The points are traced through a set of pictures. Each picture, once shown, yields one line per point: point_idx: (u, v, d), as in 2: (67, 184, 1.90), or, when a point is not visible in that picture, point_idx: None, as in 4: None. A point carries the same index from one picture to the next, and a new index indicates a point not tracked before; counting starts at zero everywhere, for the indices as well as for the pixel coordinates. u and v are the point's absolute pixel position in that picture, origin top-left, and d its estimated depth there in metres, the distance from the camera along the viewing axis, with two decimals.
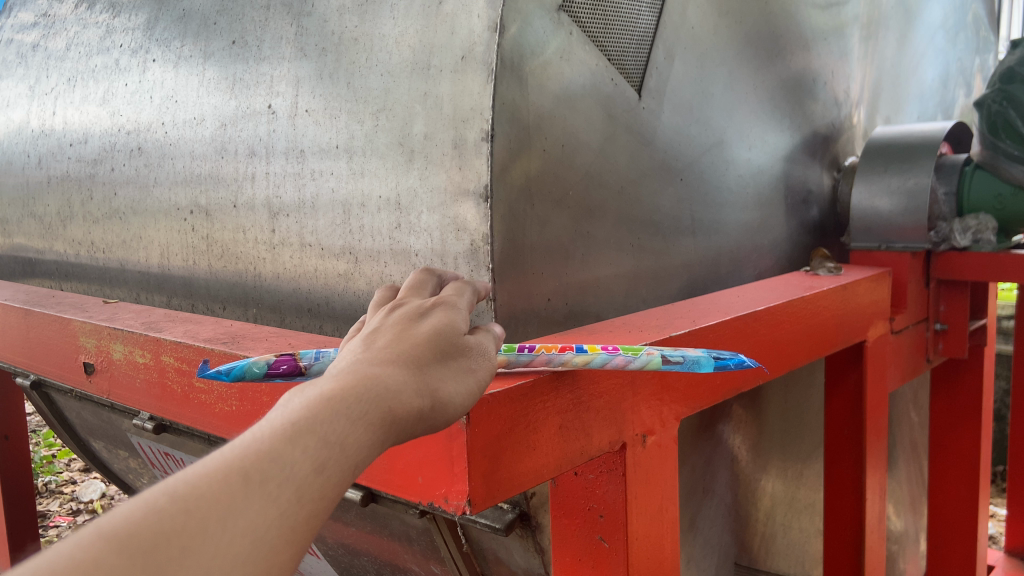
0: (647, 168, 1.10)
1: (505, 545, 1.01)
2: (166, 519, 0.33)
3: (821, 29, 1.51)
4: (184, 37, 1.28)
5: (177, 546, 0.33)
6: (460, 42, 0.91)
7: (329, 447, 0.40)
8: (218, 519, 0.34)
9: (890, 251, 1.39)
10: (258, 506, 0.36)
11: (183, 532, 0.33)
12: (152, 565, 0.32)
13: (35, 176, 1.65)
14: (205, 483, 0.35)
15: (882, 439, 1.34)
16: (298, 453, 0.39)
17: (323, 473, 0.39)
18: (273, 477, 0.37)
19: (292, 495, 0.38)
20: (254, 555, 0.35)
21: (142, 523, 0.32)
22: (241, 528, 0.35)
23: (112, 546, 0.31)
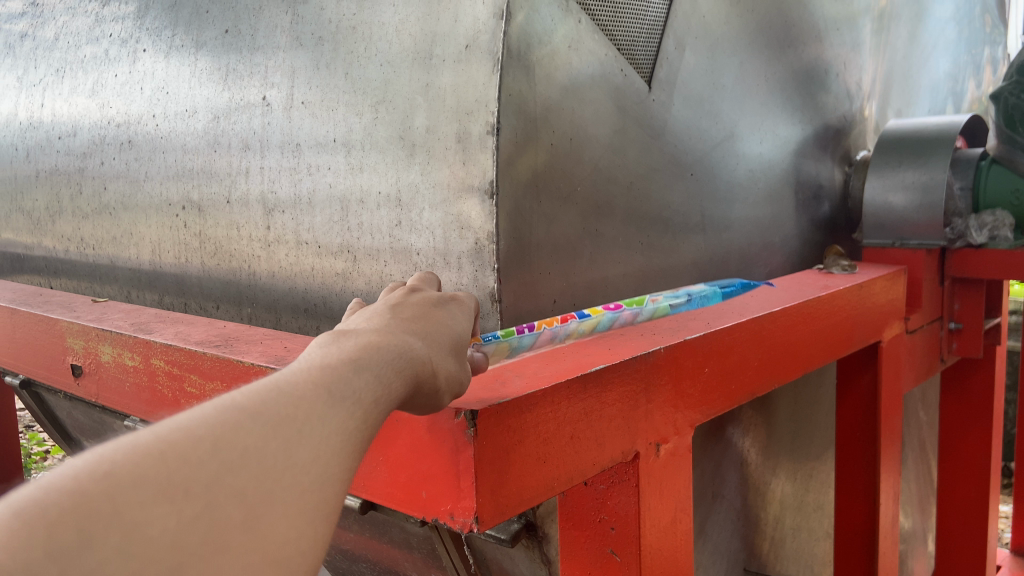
0: (657, 162, 1.06)
1: (510, 556, 0.97)
2: (286, 401, 0.36)
3: (832, 19, 1.46)
4: (175, 27, 1.24)
5: (301, 422, 0.36)
6: (464, 31, 0.87)
7: (389, 382, 0.42)
8: (324, 410, 0.37)
9: (904, 248, 1.35)
10: (358, 405, 0.39)
11: (306, 411, 0.36)
12: (284, 431, 0.35)
13: (24, 170, 1.61)
14: (312, 377, 0.38)
15: (896, 441, 1.30)
16: (372, 374, 0.41)
17: (389, 400, 0.42)
18: (359, 387, 0.40)
19: (375, 406, 0.40)
20: (359, 447, 0.38)
21: (272, 398, 0.36)
22: (347, 420, 0.38)
23: (250, 413, 0.34)
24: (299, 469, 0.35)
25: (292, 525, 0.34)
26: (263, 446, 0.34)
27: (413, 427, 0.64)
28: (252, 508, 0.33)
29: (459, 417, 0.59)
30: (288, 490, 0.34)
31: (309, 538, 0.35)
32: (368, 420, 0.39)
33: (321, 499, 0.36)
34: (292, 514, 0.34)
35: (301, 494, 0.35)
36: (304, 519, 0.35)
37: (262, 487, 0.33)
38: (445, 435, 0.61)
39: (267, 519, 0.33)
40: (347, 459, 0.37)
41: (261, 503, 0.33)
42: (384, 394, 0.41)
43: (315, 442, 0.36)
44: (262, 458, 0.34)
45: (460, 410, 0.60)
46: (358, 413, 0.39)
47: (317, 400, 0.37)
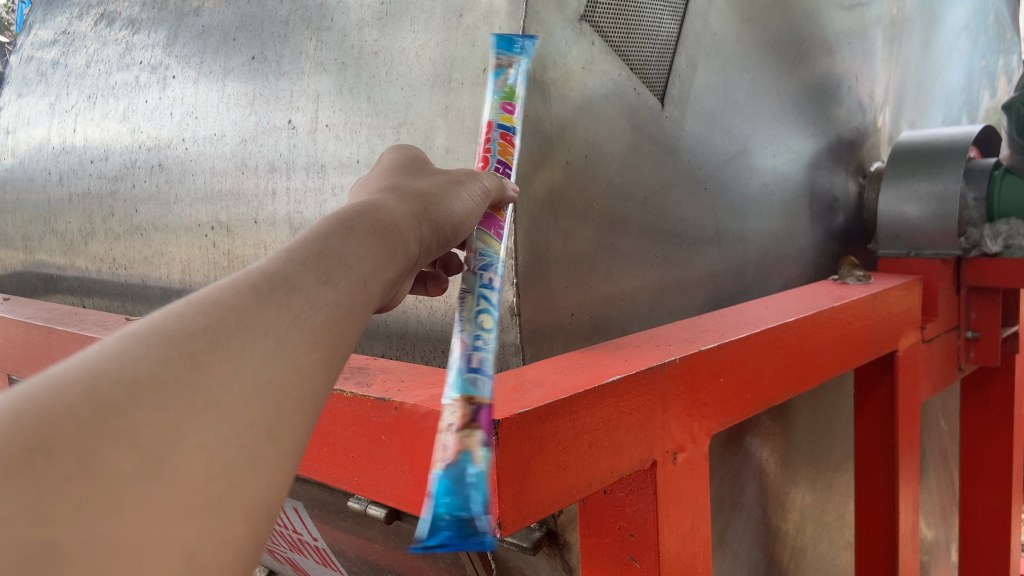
0: (671, 178, 1.09)
1: (533, 563, 1.00)
2: (193, 320, 0.34)
3: (843, 32, 1.48)
4: (203, 54, 1.29)
5: (204, 344, 0.33)
6: (482, 54, 0.90)
7: (349, 253, 0.44)
8: (254, 305, 0.37)
9: (919, 258, 1.36)
10: (287, 293, 0.38)
11: (216, 325, 0.34)
12: (183, 359, 0.32)
13: (57, 194, 1.66)
14: (228, 288, 0.37)
15: (915, 450, 1.31)
16: (326, 247, 0.43)
17: (352, 265, 0.44)
18: (304, 266, 0.41)
19: (325, 282, 0.41)
20: (283, 363, 0.36)
21: (169, 327, 0.33)
22: (274, 319, 0.37)
23: (139, 346, 0.32)
24: (207, 401, 0.32)
25: (210, 462, 0.31)
26: (159, 376, 0.31)
27: (437, 436, 0.67)
28: (153, 450, 0.29)
29: None
30: (197, 426, 0.31)
31: (242, 476, 0.32)
32: (317, 297, 0.40)
33: (254, 425, 0.34)
34: (207, 450, 0.31)
35: (221, 427, 0.32)
36: (224, 454, 0.32)
37: (162, 426, 0.30)
38: None
39: (176, 461, 0.30)
40: (263, 382, 0.35)
41: (164, 444, 0.30)
42: (342, 265, 0.43)
43: (228, 364, 0.34)
44: (162, 388, 0.31)
45: (482, 419, 0.62)
46: (293, 302, 0.38)
47: (240, 301, 0.36)
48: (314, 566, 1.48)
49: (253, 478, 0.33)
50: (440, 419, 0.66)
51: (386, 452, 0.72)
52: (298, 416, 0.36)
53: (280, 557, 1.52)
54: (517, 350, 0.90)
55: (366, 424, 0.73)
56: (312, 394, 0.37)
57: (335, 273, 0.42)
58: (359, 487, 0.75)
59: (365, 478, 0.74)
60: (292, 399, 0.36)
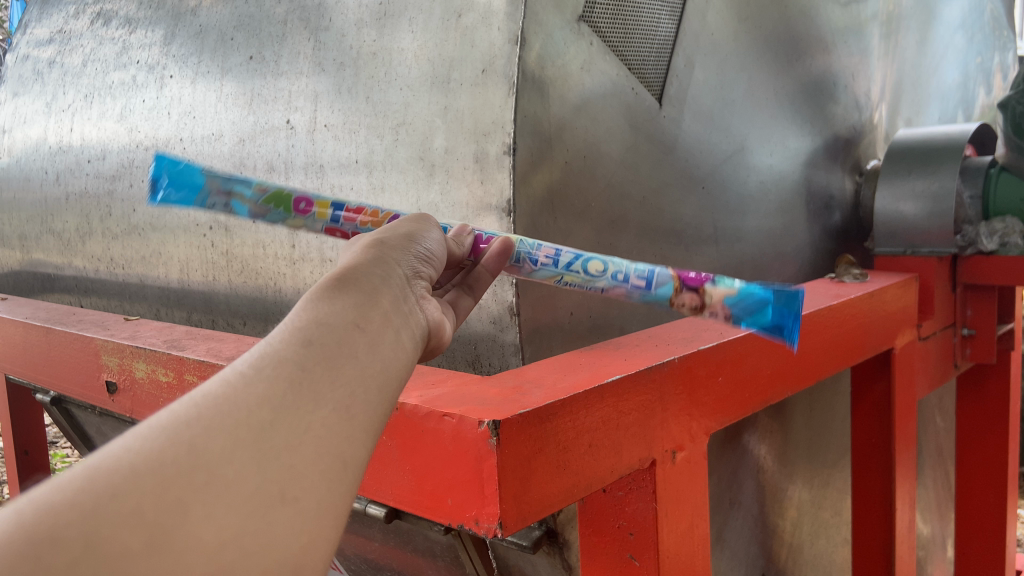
0: (670, 177, 1.09)
1: (532, 562, 1.00)
2: (186, 407, 0.36)
3: (840, 31, 1.49)
4: (200, 54, 1.28)
5: (201, 427, 0.35)
6: (481, 55, 0.90)
7: (330, 315, 0.44)
8: (240, 385, 0.38)
9: (915, 256, 1.37)
10: (273, 368, 0.39)
11: (211, 411, 0.36)
12: (182, 445, 0.34)
13: (54, 193, 1.66)
14: (216, 379, 0.38)
15: (911, 447, 1.32)
16: (304, 317, 0.43)
17: (337, 327, 0.44)
18: (280, 344, 0.41)
19: (306, 345, 0.42)
20: (288, 428, 0.38)
21: (161, 421, 0.35)
22: (264, 390, 0.38)
23: (141, 438, 0.34)
24: (210, 474, 0.34)
25: (217, 529, 0.33)
26: (155, 461, 0.33)
27: (439, 437, 0.67)
28: (158, 525, 0.32)
29: (483, 427, 0.63)
30: (200, 499, 0.33)
31: (250, 537, 0.34)
32: (302, 361, 0.40)
33: (264, 488, 0.35)
34: (213, 519, 0.33)
35: (225, 492, 0.34)
36: (230, 520, 0.34)
37: (164, 504, 0.32)
38: (470, 444, 0.64)
39: (183, 534, 0.32)
40: (267, 446, 0.36)
41: (167, 521, 0.32)
42: (323, 325, 0.43)
43: (226, 435, 0.35)
44: (161, 465, 0.33)
45: (484, 420, 0.63)
46: (281, 371, 0.39)
47: (223, 388, 0.38)
48: None
49: (265, 542, 0.35)
50: (441, 420, 0.67)
51: (386, 453, 0.72)
52: (311, 473, 0.37)
53: None
54: (516, 350, 0.90)
55: None
56: (324, 447, 0.38)
57: (318, 334, 0.43)
58: (361, 487, 0.75)
59: (366, 478, 0.74)
60: (302, 456, 0.37)
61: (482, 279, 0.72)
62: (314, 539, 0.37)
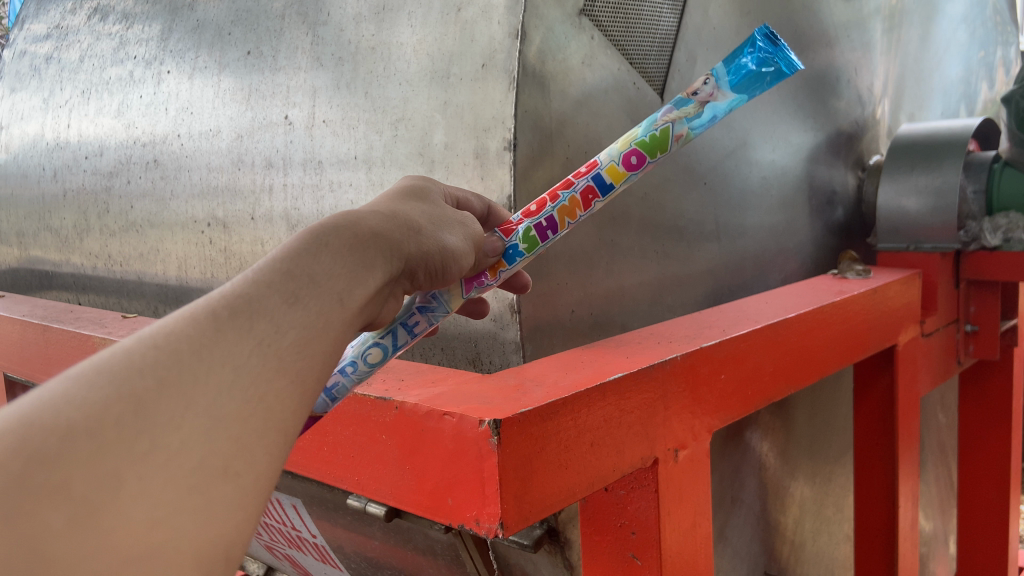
0: (671, 173, 1.08)
1: (533, 561, 1.00)
2: (149, 353, 0.37)
3: (843, 25, 1.48)
4: (198, 49, 1.27)
5: (152, 383, 0.36)
6: (481, 49, 0.89)
7: (316, 274, 0.46)
8: (212, 338, 0.39)
9: (919, 251, 1.36)
10: (248, 320, 0.41)
11: (170, 364, 0.37)
12: (127, 403, 0.35)
13: (52, 190, 1.64)
14: (190, 317, 0.40)
15: (914, 444, 1.31)
16: (294, 267, 0.45)
17: (321, 291, 0.46)
18: (267, 294, 0.43)
19: (292, 305, 0.44)
20: (239, 397, 0.39)
21: (117, 368, 0.36)
22: (231, 348, 0.40)
23: (88, 389, 0.35)
24: (152, 443, 0.35)
25: (149, 508, 0.34)
26: (99, 420, 0.34)
27: (438, 436, 0.66)
28: (86, 500, 0.33)
29: (484, 426, 0.62)
30: (136, 473, 0.34)
31: (186, 515, 0.35)
32: (278, 324, 0.43)
33: (205, 461, 0.37)
34: (147, 494, 0.34)
35: (163, 466, 0.35)
36: (165, 496, 0.35)
37: (98, 477, 0.33)
38: (470, 443, 0.63)
39: (112, 510, 0.33)
40: (215, 417, 0.38)
41: (98, 496, 0.33)
42: (312, 285, 0.46)
43: (175, 402, 0.37)
44: (105, 426, 0.34)
45: (484, 419, 0.62)
46: (255, 328, 0.41)
47: (196, 334, 0.39)
48: (314, 563, 1.47)
49: (200, 519, 0.36)
50: (441, 419, 0.66)
51: (386, 451, 0.71)
52: (255, 449, 0.39)
53: (280, 554, 1.52)
54: (517, 347, 0.89)
55: (366, 423, 0.73)
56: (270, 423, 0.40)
57: (302, 292, 0.45)
58: (359, 486, 0.74)
59: (365, 477, 0.74)
60: (250, 431, 0.39)
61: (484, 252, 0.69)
62: (249, 515, 0.38)
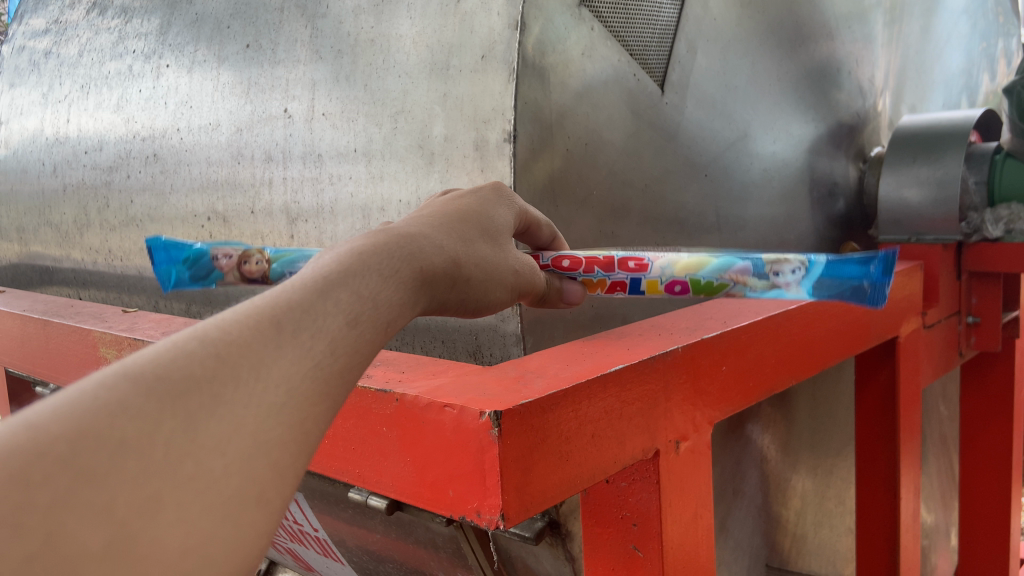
0: (672, 165, 1.08)
1: (534, 553, 1.01)
2: (207, 364, 0.37)
3: (843, 16, 1.47)
4: (197, 42, 1.27)
5: (206, 401, 0.36)
6: (480, 41, 0.89)
7: (372, 293, 0.46)
8: (274, 352, 0.39)
9: (920, 243, 1.35)
10: (309, 337, 0.41)
11: (225, 380, 0.37)
12: (179, 419, 0.35)
13: (51, 185, 1.64)
14: (254, 325, 0.40)
15: (916, 436, 1.31)
16: (355, 284, 0.46)
17: (374, 312, 0.46)
18: (328, 308, 0.43)
19: (351, 328, 0.44)
20: (284, 421, 0.38)
21: (170, 377, 0.36)
22: (288, 368, 0.39)
23: (145, 398, 0.34)
24: (195, 465, 0.35)
25: (182, 534, 0.34)
26: (149, 435, 0.34)
27: (439, 427, 0.66)
28: (125, 520, 0.32)
29: (484, 417, 0.62)
30: (176, 497, 0.34)
31: (217, 543, 0.35)
32: (334, 345, 0.42)
33: (241, 487, 0.36)
34: (181, 522, 0.34)
35: (202, 492, 0.35)
36: (200, 524, 0.34)
37: (141, 498, 0.33)
38: (471, 435, 0.63)
39: (148, 535, 0.33)
40: (257, 442, 0.37)
41: (135, 518, 0.33)
42: (370, 306, 0.46)
43: (222, 422, 0.36)
44: (154, 444, 0.34)
45: (485, 411, 0.62)
46: (315, 348, 0.41)
47: (258, 346, 0.39)
48: (315, 556, 1.47)
49: (229, 546, 0.35)
50: (442, 411, 0.66)
51: (386, 443, 0.71)
52: (289, 475, 0.38)
53: (282, 548, 1.52)
54: (518, 340, 0.89)
55: (366, 416, 0.73)
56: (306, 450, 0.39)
57: (360, 316, 0.45)
58: (360, 478, 0.74)
59: (366, 469, 0.73)
60: (287, 454, 0.38)
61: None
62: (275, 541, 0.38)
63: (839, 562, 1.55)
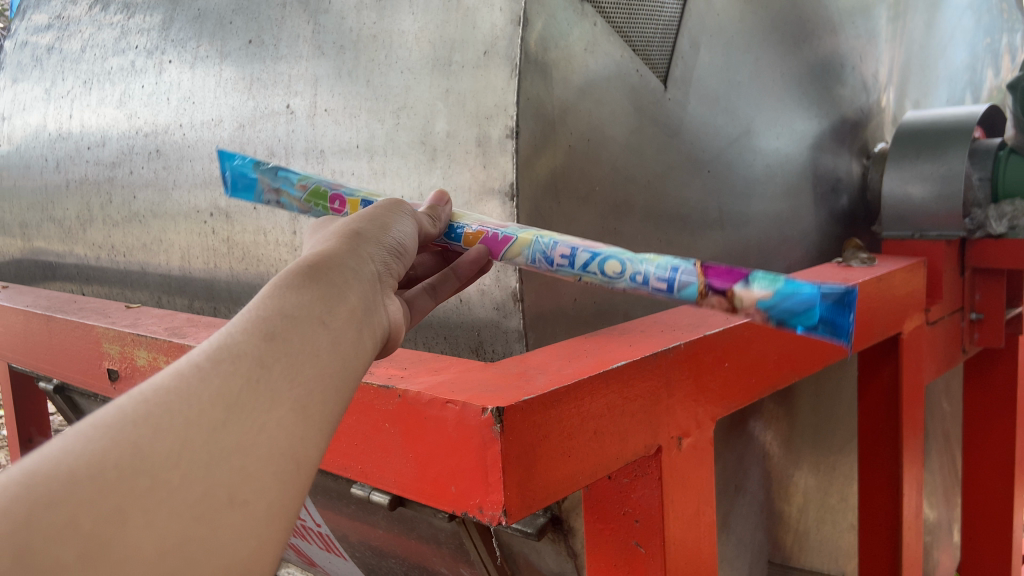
0: (675, 161, 1.08)
1: (537, 550, 1.02)
2: (141, 401, 0.35)
3: (847, 11, 1.47)
4: (200, 38, 1.27)
5: (146, 428, 0.34)
6: (482, 37, 0.89)
7: (287, 306, 0.43)
8: (193, 377, 0.37)
9: (924, 239, 1.35)
10: (230, 359, 0.38)
11: (162, 406, 0.35)
12: (126, 444, 0.33)
13: (54, 180, 1.64)
14: (166, 370, 0.37)
15: (918, 432, 1.31)
16: (263, 308, 0.42)
17: (298, 322, 0.42)
18: (235, 337, 0.40)
19: (269, 338, 0.41)
20: (239, 428, 0.37)
21: (108, 417, 0.34)
22: (222, 385, 0.37)
23: (81, 440, 0.33)
24: (154, 478, 0.33)
25: (156, 538, 0.32)
26: (99, 463, 0.32)
27: (441, 424, 0.66)
28: (95, 534, 0.31)
29: (486, 414, 0.62)
30: (141, 504, 0.32)
31: (197, 543, 0.34)
32: (262, 358, 0.39)
33: (211, 491, 0.35)
34: (154, 526, 0.32)
35: (168, 498, 0.33)
36: (173, 526, 0.33)
37: (104, 512, 0.31)
38: (472, 431, 0.63)
39: (122, 544, 0.31)
40: (214, 448, 0.35)
41: (106, 528, 0.31)
42: (288, 318, 0.42)
43: (172, 437, 0.34)
44: (105, 466, 0.32)
45: (487, 408, 0.62)
46: (237, 365, 0.38)
47: (176, 380, 0.37)
48: (317, 551, 1.48)
49: (211, 547, 0.34)
50: (444, 407, 0.66)
51: (388, 440, 0.71)
52: (262, 476, 0.37)
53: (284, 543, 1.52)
54: (520, 336, 0.89)
55: (369, 412, 0.73)
56: (273, 449, 0.38)
57: (278, 326, 0.41)
58: (363, 474, 0.74)
59: (369, 465, 0.74)
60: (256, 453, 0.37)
61: (448, 282, 0.73)
62: (260, 542, 0.36)
63: (841, 559, 1.55)
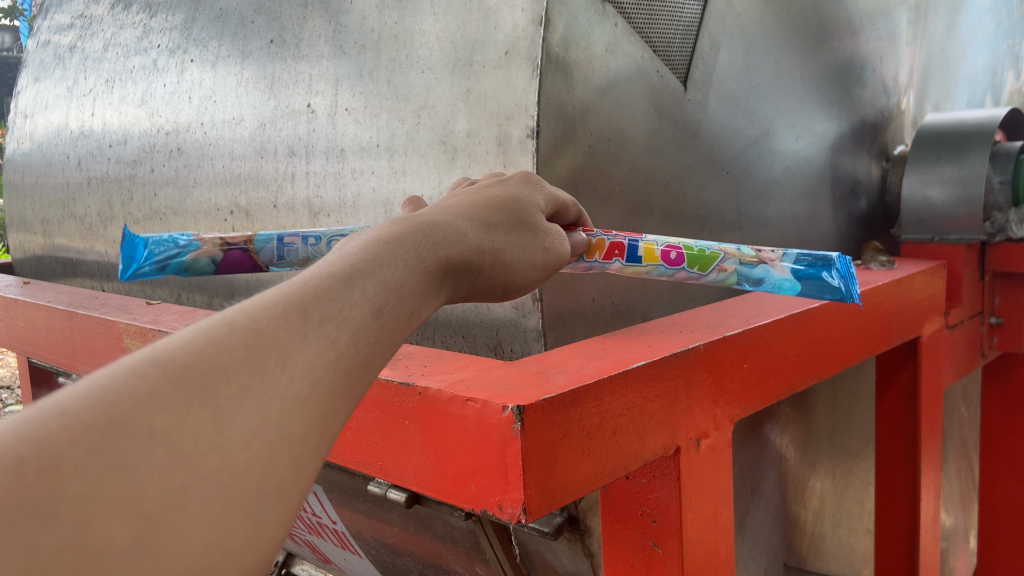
0: (694, 162, 1.08)
1: (552, 549, 1.01)
2: (237, 351, 0.35)
3: (868, 13, 1.46)
4: (221, 37, 1.28)
5: (235, 390, 0.34)
6: (504, 37, 0.89)
7: (398, 284, 0.45)
8: (304, 337, 0.37)
9: (943, 243, 1.34)
10: (332, 323, 0.39)
11: (252, 364, 0.35)
12: (206, 410, 0.33)
13: (75, 177, 1.66)
14: (279, 306, 0.38)
15: (937, 437, 1.30)
16: (385, 274, 0.44)
17: (399, 304, 0.44)
18: (354, 297, 0.41)
19: (375, 318, 0.42)
20: (308, 410, 0.36)
21: (194, 365, 0.33)
22: (314, 357, 0.37)
23: (165, 388, 0.32)
24: (220, 458, 0.33)
25: (206, 529, 0.32)
26: (174, 428, 0.32)
27: (461, 422, 0.67)
28: (151, 518, 0.30)
29: (507, 412, 0.62)
30: (201, 489, 0.32)
31: (242, 537, 0.33)
32: (359, 336, 0.40)
33: (266, 477, 0.34)
34: (207, 515, 0.32)
35: (226, 486, 0.33)
36: (222, 518, 0.33)
37: (166, 490, 0.31)
38: (494, 430, 0.64)
39: (173, 532, 0.31)
40: (281, 434, 0.35)
41: (164, 512, 0.31)
42: (395, 296, 0.44)
43: (247, 412, 0.34)
44: (182, 435, 0.32)
45: (507, 406, 0.62)
46: (340, 335, 0.39)
47: (290, 327, 0.37)
48: (332, 548, 1.49)
49: (251, 537, 0.34)
50: (464, 405, 0.66)
51: (409, 436, 0.72)
52: (308, 466, 0.36)
53: (299, 540, 1.53)
54: (539, 336, 0.89)
55: (389, 409, 0.73)
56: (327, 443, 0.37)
57: (386, 307, 0.43)
58: (381, 471, 0.75)
59: (388, 461, 0.74)
60: (307, 447, 0.36)
61: None
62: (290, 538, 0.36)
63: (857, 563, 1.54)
